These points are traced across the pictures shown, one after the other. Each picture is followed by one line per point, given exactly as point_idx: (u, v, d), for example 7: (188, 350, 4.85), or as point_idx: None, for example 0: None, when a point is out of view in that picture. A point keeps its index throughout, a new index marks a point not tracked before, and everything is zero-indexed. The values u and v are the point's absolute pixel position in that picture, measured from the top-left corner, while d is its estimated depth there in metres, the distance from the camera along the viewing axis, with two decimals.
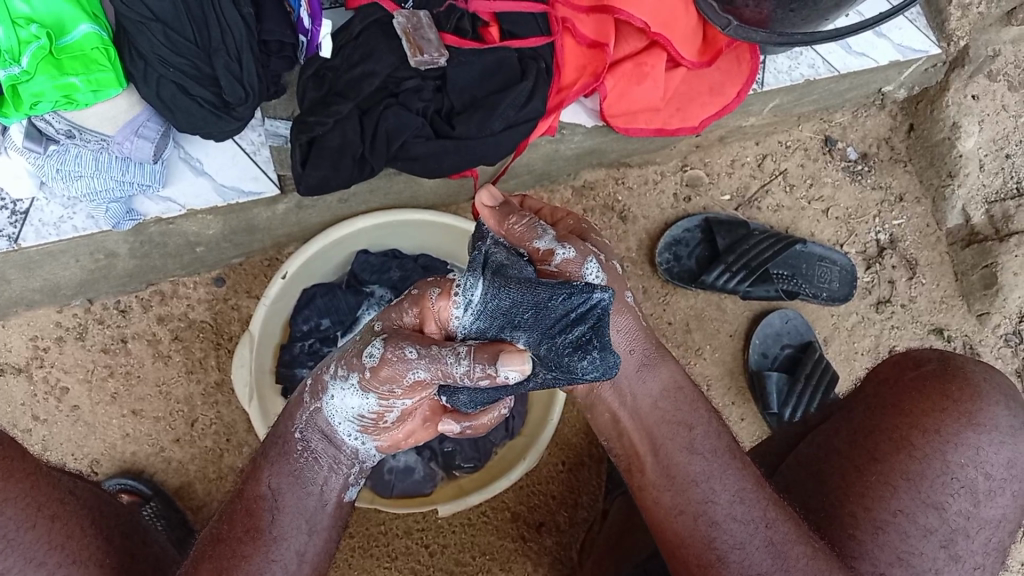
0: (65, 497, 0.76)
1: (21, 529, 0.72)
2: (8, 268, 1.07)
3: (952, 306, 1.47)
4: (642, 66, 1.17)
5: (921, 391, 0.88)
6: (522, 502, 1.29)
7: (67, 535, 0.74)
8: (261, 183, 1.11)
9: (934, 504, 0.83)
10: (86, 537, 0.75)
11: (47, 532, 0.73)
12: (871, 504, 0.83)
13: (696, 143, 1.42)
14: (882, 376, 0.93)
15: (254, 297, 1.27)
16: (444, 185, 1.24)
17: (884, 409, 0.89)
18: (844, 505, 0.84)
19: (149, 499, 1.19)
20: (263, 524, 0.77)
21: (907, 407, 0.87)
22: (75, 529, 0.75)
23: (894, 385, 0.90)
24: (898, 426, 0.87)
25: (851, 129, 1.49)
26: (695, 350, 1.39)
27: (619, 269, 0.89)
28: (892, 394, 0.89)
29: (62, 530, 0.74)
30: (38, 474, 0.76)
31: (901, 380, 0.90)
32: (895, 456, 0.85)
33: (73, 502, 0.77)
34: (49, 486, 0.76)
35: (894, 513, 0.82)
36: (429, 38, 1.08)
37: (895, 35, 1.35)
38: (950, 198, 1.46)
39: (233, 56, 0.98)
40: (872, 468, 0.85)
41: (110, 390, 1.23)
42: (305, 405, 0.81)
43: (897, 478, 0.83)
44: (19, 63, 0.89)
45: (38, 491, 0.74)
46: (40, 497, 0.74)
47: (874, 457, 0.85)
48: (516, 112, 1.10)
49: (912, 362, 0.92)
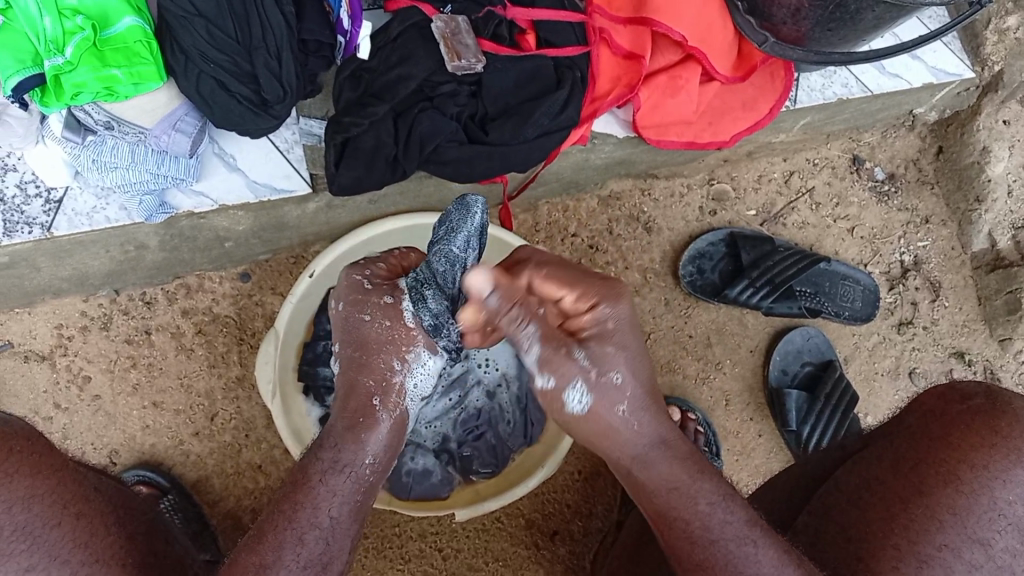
0: (90, 494, 0.77)
1: (48, 526, 0.72)
2: (39, 256, 1.07)
3: (974, 330, 1.46)
4: (677, 79, 1.17)
5: (970, 426, 0.84)
6: (536, 509, 1.29)
7: (92, 534, 0.74)
8: (293, 182, 1.11)
9: (980, 540, 0.79)
10: (110, 535, 0.75)
11: (72, 530, 0.73)
12: (916, 537, 0.80)
13: (724, 157, 1.42)
14: (926, 408, 0.89)
15: (279, 293, 1.27)
16: (474, 190, 1.24)
17: (931, 442, 0.85)
18: (886, 535, 0.81)
19: (167, 491, 1.19)
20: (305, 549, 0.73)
21: (955, 442, 0.84)
22: (100, 527, 0.75)
23: (942, 419, 0.87)
24: (945, 459, 0.83)
25: (879, 149, 1.49)
26: (715, 364, 1.38)
27: (619, 381, 0.78)
28: (940, 425, 0.86)
29: (88, 528, 0.74)
30: (66, 470, 0.77)
31: (948, 413, 0.87)
32: (941, 490, 0.82)
33: (97, 499, 0.77)
34: (75, 483, 0.76)
35: (939, 547, 0.79)
36: (467, 44, 1.08)
37: (930, 57, 1.34)
38: (977, 222, 1.45)
39: (273, 54, 0.98)
40: (916, 501, 0.82)
41: (132, 381, 1.23)
42: (381, 421, 0.81)
43: (943, 513, 0.80)
44: (64, 54, 0.90)
45: (64, 488, 0.75)
46: (65, 495, 0.74)
47: (920, 490, 0.82)
48: (550, 120, 1.10)
49: (958, 395, 0.88)
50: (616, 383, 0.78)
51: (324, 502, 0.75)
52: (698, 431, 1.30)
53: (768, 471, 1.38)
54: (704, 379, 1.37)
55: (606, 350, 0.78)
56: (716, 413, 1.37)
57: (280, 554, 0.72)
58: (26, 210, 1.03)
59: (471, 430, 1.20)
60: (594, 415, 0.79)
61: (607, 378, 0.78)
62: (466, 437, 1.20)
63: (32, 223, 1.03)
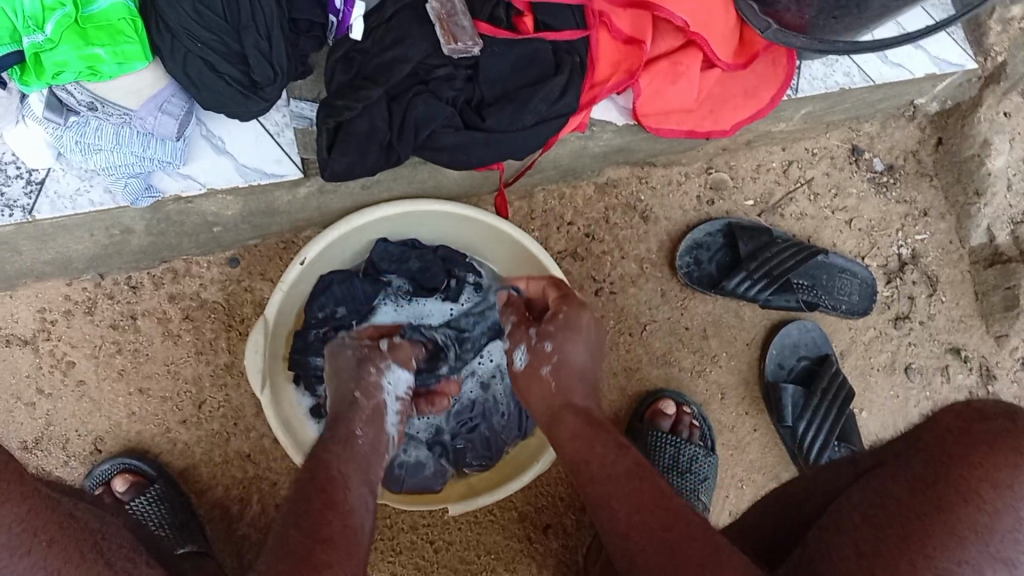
0: (65, 519, 0.67)
1: (16, 555, 0.62)
2: (20, 240, 1.04)
3: (970, 326, 1.45)
4: (677, 65, 1.14)
5: (994, 445, 0.72)
6: (529, 502, 1.28)
7: (65, 562, 0.64)
8: (284, 166, 1.07)
9: (1006, 560, 0.66)
10: (87, 563, 0.66)
11: (45, 558, 0.63)
12: (934, 553, 0.66)
13: (722, 146, 1.40)
14: (945, 425, 0.77)
15: (268, 279, 1.25)
16: (470, 176, 1.21)
17: (948, 459, 0.73)
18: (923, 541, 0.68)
19: (153, 481, 1.17)
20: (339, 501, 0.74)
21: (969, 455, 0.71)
22: (73, 554, 0.66)
23: (961, 438, 0.74)
24: (965, 477, 0.70)
25: (878, 139, 1.47)
26: (710, 357, 1.36)
27: (552, 348, 0.96)
28: (960, 444, 0.74)
29: (60, 556, 0.65)
30: (37, 496, 0.66)
31: (970, 431, 0.75)
32: (962, 507, 0.69)
33: (71, 525, 0.68)
34: (48, 508, 0.66)
35: (958, 564, 0.66)
36: (463, 26, 1.04)
37: (933, 47, 1.32)
38: (976, 216, 1.44)
39: (262, 34, 0.96)
40: (936, 517, 0.69)
41: (117, 367, 1.21)
42: (364, 404, 0.91)
43: (963, 529, 0.67)
44: (43, 31, 0.87)
45: (36, 515, 0.64)
46: (38, 521, 0.64)
47: (938, 507, 0.69)
48: (548, 107, 1.07)
49: (981, 414, 0.76)
50: (549, 349, 0.96)
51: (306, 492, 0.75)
52: (692, 426, 1.31)
53: (762, 465, 1.37)
54: (699, 372, 1.36)
55: (550, 328, 0.98)
56: (710, 406, 1.36)
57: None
58: (7, 192, 1.00)
59: (466, 422, 1.19)
60: (528, 371, 0.97)
61: (544, 345, 0.97)
62: (460, 429, 1.20)
63: (14, 206, 1.00)
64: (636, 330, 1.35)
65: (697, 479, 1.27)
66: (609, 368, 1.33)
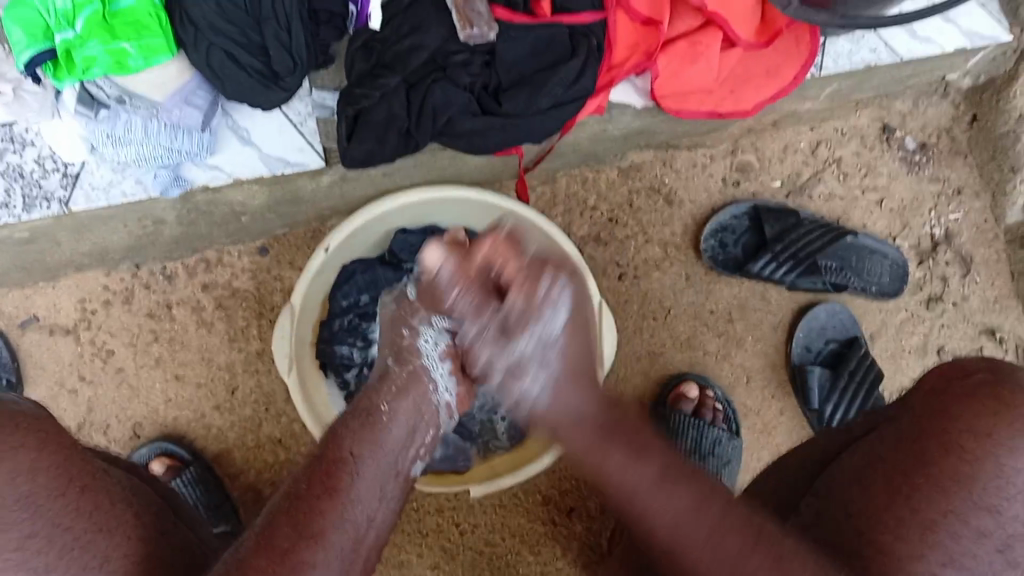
0: (98, 471, 0.72)
1: (50, 497, 0.67)
2: (59, 231, 1.10)
3: (1006, 307, 1.44)
4: (696, 45, 1.14)
5: (974, 397, 0.74)
6: (553, 486, 1.31)
7: (95, 505, 0.68)
8: (306, 155, 1.11)
9: (988, 507, 0.70)
10: (116, 509, 0.70)
11: (76, 500, 0.68)
12: (918, 505, 0.71)
13: (748, 128, 1.39)
14: (928, 385, 0.79)
15: (297, 269, 1.28)
16: (490, 163, 1.25)
17: (934, 413, 0.75)
18: (888, 507, 0.72)
19: (189, 464, 1.23)
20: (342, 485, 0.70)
21: (956, 412, 0.74)
22: (104, 500, 0.70)
23: (942, 395, 0.76)
24: (947, 429, 0.73)
25: (910, 117, 1.43)
26: (736, 340, 1.39)
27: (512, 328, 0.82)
28: (939, 400, 0.76)
29: (91, 500, 0.69)
30: (74, 449, 0.71)
31: (951, 387, 0.77)
32: (945, 460, 0.72)
33: (104, 479, 0.72)
34: (86, 460, 0.71)
35: (944, 514, 0.70)
36: (479, 11, 1.05)
37: (963, 20, 1.28)
38: (1012, 194, 1.42)
39: (282, 25, 0.98)
40: (919, 471, 0.73)
41: (154, 354, 1.25)
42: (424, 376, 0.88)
43: (945, 482, 0.71)
44: (74, 28, 0.92)
45: (70, 462, 0.69)
46: (73, 467, 0.69)
47: (922, 462, 0.73)
48: (564, 90, 1.07)
49: (961, 370, 0.79)
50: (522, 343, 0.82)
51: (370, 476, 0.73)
52: (716, 409, 1.33)
53: (789, 448, 1.39)
54: (725, 355, 1.38)
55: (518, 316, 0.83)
56: (736, 391, 1.38)
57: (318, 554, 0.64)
58: (45, 185, 1.05)
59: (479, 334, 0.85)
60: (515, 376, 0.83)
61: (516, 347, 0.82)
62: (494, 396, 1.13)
63: (51, 198, 1.05)
64: (660, 313, 1.37)
65: (719, 462, 1.30)
66: (633, 352, 1.36)
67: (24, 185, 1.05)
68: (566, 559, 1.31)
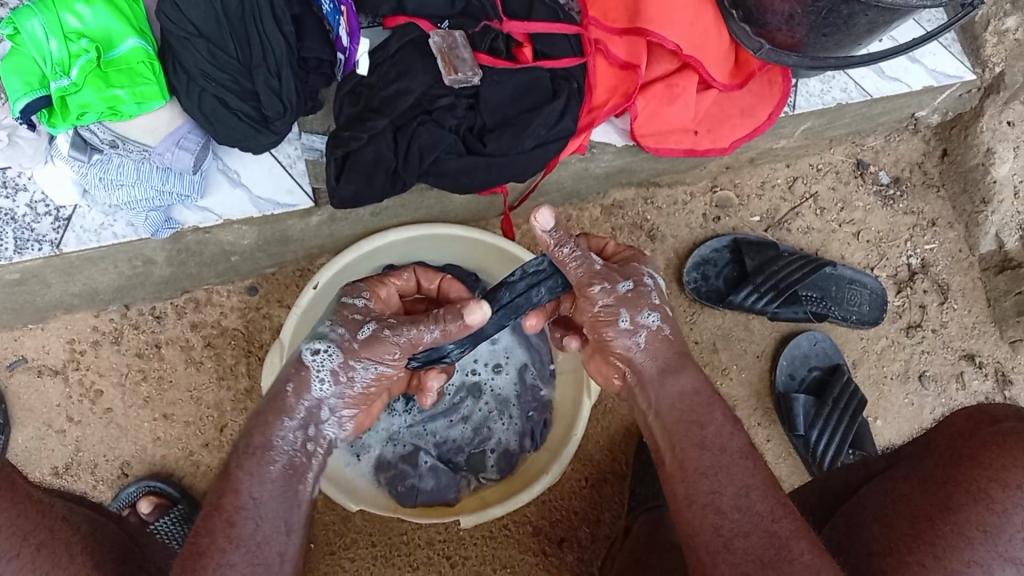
0: (54, 524, 0.72)
1: (4, 558, 0.67)
2: (49, 273, 1.11)
3: (984, 333, 1.48)
4: (673, 87, 1.18)
5: (1004, 443, 0.76)
6: (543, 517, 1.32)
7: (52, 564, 0.70)
8: (296, 196, 1.14)
9: (1013, 559, 0.72)
10: (73, 565, 0.71)
11: (31, 563, 0.68)
12: (943, 553, 0.73)
13: (726, 164, 1.42)
14: (954, 430, 0.82)
15: (286, 306, 1.30)
16: (476, 201, 1.28)
17: (960, 460, 0.78)
18: (912, 552, 0.74)
19: (177, 502, 1.23)
20: (246, 532, 0.74)
21: (985, 460, 0.76)
22: (61, 557, 0.71)
23: (969, 439, 0.79)
24: (975, 477, 0.76)
25: (883, 152, 1.48)
26: (721, 371, 1.41)
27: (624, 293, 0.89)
28: (969, 445, 0.78)
29: (48, 558, 0.70)
30: (28, 501, 0.71)
31: (979, 434, 0.79)
32: (971, 506, 0.74)
33: (62, 529, 0.73)
34: (38, 515, 0.71)
35: (966, 563, 0.72)
36: (464, 58, 1.09)
37: (929, 60, 1.34)
38: (984, 224, 1.46)
39: (272, 72, 1.00)
40: (945, 517, 0.75)
41: (143, 393, 1.26)
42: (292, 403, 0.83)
43: (973, 530, 0.73)
44: (69, 76, 0.93)
45: (24, 519, 0.69)
46: (26, 526, 0.69)
47: (948, 506, 0.75)
48: (546, 131, 1.11)
49: (990, 418, 0.81)
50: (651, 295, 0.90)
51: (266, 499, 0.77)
52: None
53: (777, 475, 1.41)
54: (710, 386, 1.40)
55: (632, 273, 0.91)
56: None
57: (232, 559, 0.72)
58: (36, 228, 1.07)
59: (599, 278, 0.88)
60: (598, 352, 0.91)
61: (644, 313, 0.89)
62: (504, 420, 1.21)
63: (42, 241, 1.07)
64: None
65: None
66: None
67: (15, 229, 1.06)
68: None
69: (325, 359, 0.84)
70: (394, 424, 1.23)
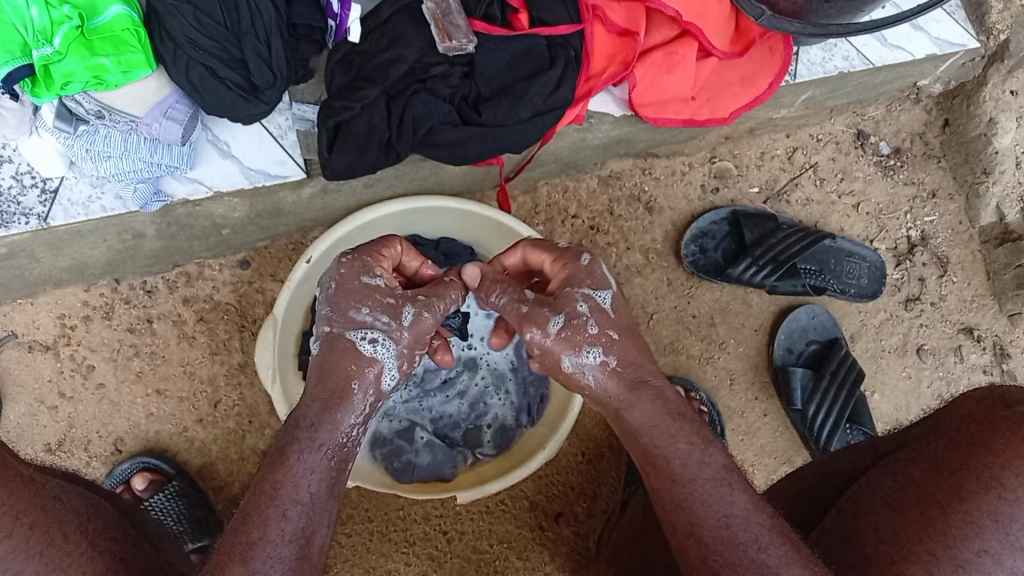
0: (47, 504, 0.70)
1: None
2: (37, 247, 1.09)
3: (983, 306, 1.47)
4: (672, 55, 1.15)
5: (1015, 430, 0.74)
6: (540, 492, 1.32)
7: (47, 544, 0.68)
8: (287, 167, 1.12)
9: None
10: (68, 545, 0.69)
11: (26, 542, 0.66)
12: (953, 541, 0.71)
13: (725, 135, 1.40)
14: (966, 413, 0.80)
15: (279, 280, 1.28)
16: (471, 172, 1.26)
17: (971, 446, 0.76)
18: (922, 540, 0.72)
19: (172, 478, 1.22)
20: (282, 514, 0.70)
21: (998, 447, 0.73)
22: (56, 536, 0.69)
23: (981, 425, 0.77)
24: (987, 466, 0.73)
25: (884, 123, 1.46)
26: (719, 344, 1.40)
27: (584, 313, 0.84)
28: (982, 431, 0.76)
29: (42, 538, 0.68)
30: (20, 482, 0.68)
31: (990, 419, 0.77)
32: (984, 496, 0.72)
33: (55, 509, 0.71)
34: (30, 494, 0.69)
35: (978, 553, 0.70)
36: (458, 25, 1.05)
37: (933, 27, 1.31)
38: (984, 196, 1.44)
39: (262, 39, 0.97)
40: (955, 506, 0.73)
41: (135, 368, 1.24)
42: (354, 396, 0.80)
43: (983, 519, 0.71)
44: (52, 44, 0.90)
45: (17, 499, 0.67)
46: (19, 505, 0.67)
47: (959, 494, 0.73)
48: (544, 100, 1.08)
49: (1003, 402, 0.78)
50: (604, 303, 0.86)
51: (302, 479, 0.73)
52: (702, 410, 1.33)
53: (774, 448, 1.41)
54: (708, 359, 1.39)
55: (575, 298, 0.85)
56: (721, 393, 1.40)
57: (265, 530, 0.69)
58: (23, 201, 1.05)
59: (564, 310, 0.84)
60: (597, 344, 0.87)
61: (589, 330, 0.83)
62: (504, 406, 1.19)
63: (29, 214, 1.05)
64: (643, 320, 1.38)
65: None
66: None
67: (1, 202, 1.04)
68: (555, 563, 1.31)
69: (383, 349, 0.83)
70: (391, 400, 1.21)
